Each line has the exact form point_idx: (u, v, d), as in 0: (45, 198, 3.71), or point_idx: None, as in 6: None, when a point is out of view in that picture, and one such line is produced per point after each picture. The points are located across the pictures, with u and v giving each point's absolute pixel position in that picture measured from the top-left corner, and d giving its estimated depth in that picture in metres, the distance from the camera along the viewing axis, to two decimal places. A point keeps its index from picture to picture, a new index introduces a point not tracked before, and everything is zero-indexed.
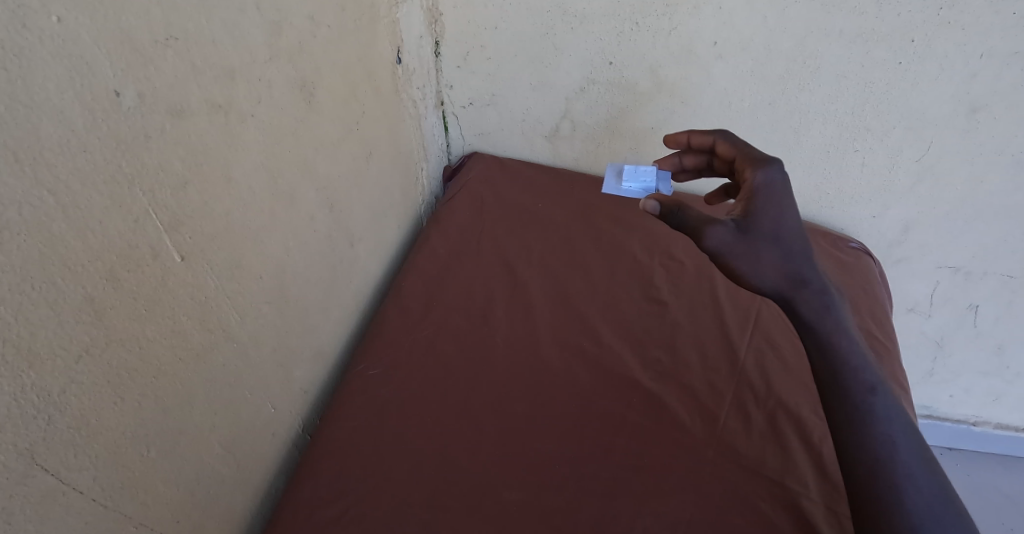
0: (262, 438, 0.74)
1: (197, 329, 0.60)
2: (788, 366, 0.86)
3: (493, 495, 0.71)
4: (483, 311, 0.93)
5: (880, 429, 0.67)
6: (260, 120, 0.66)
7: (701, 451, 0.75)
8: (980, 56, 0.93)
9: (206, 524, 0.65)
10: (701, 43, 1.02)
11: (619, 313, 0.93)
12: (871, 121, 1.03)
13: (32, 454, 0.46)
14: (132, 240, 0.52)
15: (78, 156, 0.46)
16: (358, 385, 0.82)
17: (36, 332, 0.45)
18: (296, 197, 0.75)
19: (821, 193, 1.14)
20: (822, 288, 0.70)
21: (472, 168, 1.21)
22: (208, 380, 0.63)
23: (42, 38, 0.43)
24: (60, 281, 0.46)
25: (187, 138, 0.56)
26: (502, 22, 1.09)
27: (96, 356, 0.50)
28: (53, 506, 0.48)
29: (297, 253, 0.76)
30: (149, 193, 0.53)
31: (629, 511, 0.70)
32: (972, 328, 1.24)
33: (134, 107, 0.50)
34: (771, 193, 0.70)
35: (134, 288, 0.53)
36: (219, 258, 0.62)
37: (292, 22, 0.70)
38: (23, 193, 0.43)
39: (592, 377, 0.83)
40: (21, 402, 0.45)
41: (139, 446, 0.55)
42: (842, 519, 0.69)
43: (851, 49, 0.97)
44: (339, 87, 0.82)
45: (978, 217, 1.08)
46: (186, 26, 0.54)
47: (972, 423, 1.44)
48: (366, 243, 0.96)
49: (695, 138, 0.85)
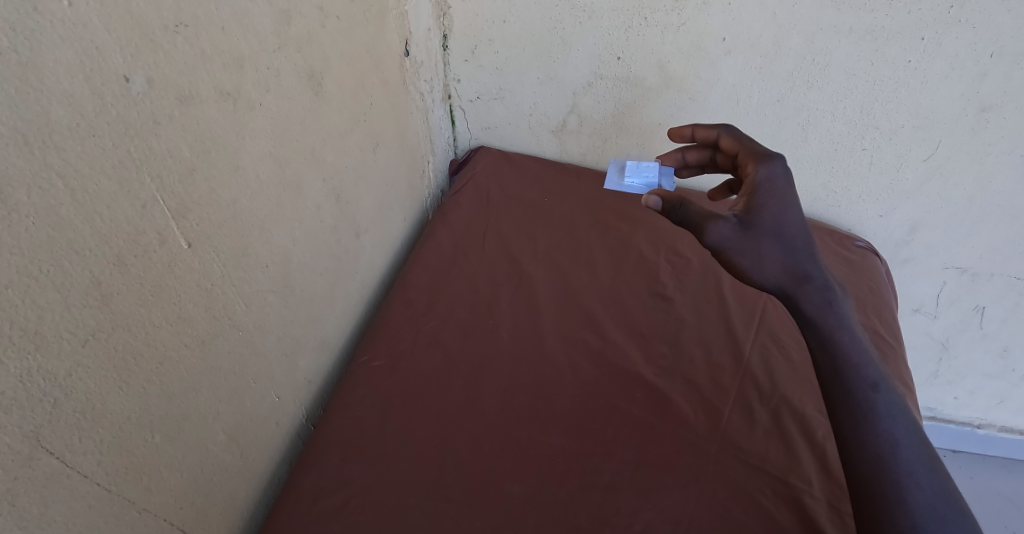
0: (266, 426, 0.74)
1: (203, 317, 0.60)
2: (793, 363, 0.86)
3: (495, 486, 0.71)
4: (487, 303, 0.93)
5: (882, 427, 0.66)
6: (268, 109, 0.66)
7: (704, 446, 0.75)
8: (991, 55, 0.92)
9: (209, 512, 0.66)
10: (710, 38, 1.02)
11: (624, 307, 0.93)
12: (880, 119, 1.03)
13: (38, 436, 0.46)
14: (139, 226, 0.52)
15: (87, 140, 0.46)
16: (361, 376, 0.83)
17: (43, 315, 0.45)
18: (303, 186, 0.75)
19: (828, 191, 1.14)
20: (825, 284, 0.70)
21: (478, 162, 1.21)
22: (213, 368, 0.63)
23: (54, 21, 0.43)
24: (67, 264, 0.47)
25: (196, 126, 0.56)
26: (510, 15, 1.09)
27: (102, 340, 0.50)
28: (57, 488, 0.48)
29: (303, 243, 0.76)
30: (157, 180, 0.53)
31: (631, 505, 0.70)
32: (977, 330, 1.24)
33: (143, 92, 0.51)
34: (774, 189, 0.69)
35: (141, 273, 0.53)
36: (227, 245, 0.63)
37: (301, 12, 0.70)
38: (33, 175, 0.43)
39: (595, 371, 0.84)
40: (27, 385, 0.45)
41: (145, 432, 0.55)
42: (845, 517, 0.69)
43: (860, 48, 0.97)
44: (347, 77, 0.82)
45: (986, 218, 1.08)
46: (197, 12, 0.55)
47: (976, 426, 1.43)
48: (371, 235, 0.96)
49: (700, 131, 0.84)
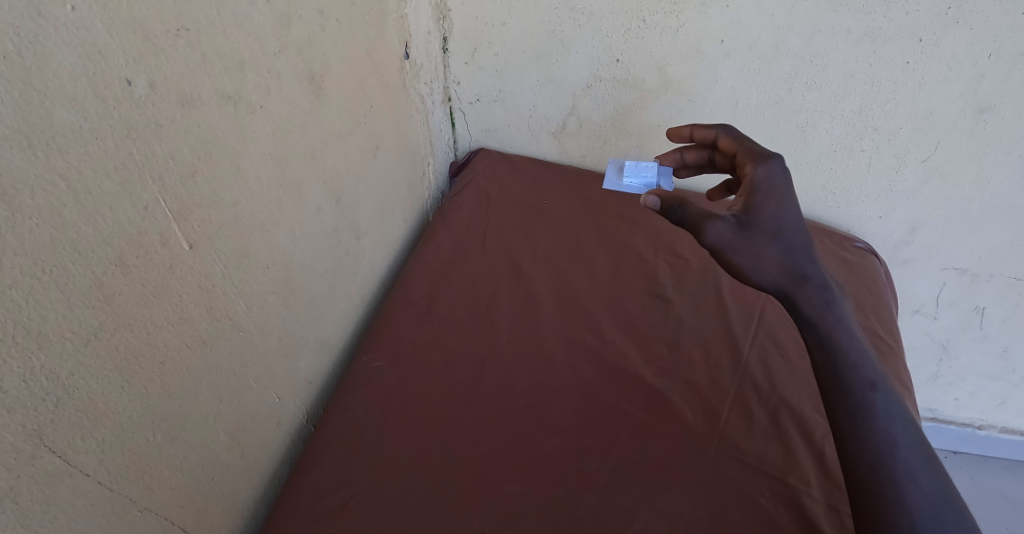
0: (266, 426, 0.74)
1: (204, 317, 0.61)
2: (792, 363, 0.86)
3: (494, 486, 0.72)
4: (486, 304, 0.94)
5: (880, 426, 0.67)
6: (269, 112, 0.67)
7: (703, 446, 0.75)
8: (989, 56, 0.93)
9: (211, 511, 0.66)
10: (708, 41, 1.02)
11: (622, 308, 0.94)
12: (879, 120, 1.03)
13: (40, 435, 0.47)
14: (141, 227, 0.53)
15: (90, 143, 0.47)
16: (361, 376, 0.83)
17: (46, 314, 0.46)
18: (304, 188, 0.75)
19: (827, 192, 1.14)
20: (823, 284, 0.70)
21: (478, 164, 1.21)
22: (214, 368, 0.64)
23: (57, 26, 0.44)
24: (69, 265, 0.47)
25: (197, 128, 0.57)
26: (510, 18, 1.09)
27: (104, 340, 0.51)
28: (59, 487, 0.49)
29: (304, 244, 0.77)
30: (159, 182, 0.54)
31: (629, 505, 0.70)
32: (978, 331, 1.24)
33: (146, 96, 0.51)
34: (772, 188, 0.70)
35: (142, 274, 0.53)
36: (228, 247, 0.63)
37: (302, 15, 0.71)
38: (36, 178, 0.44)
39: (594, 371, 0.84)
40: (30, 384, 0.45)
41: (146, 431, 0.56)
42: (843, 517, 0.69)
43: (858, 49, 0.97)
44: (347, 80, 0.82)
45: (986, 218, 1.08)
46: (198, 16, 0.55)
47: (977, 426, 1.43)
48: (371, 236, 0.96)
49: (698, 131, 0.84)
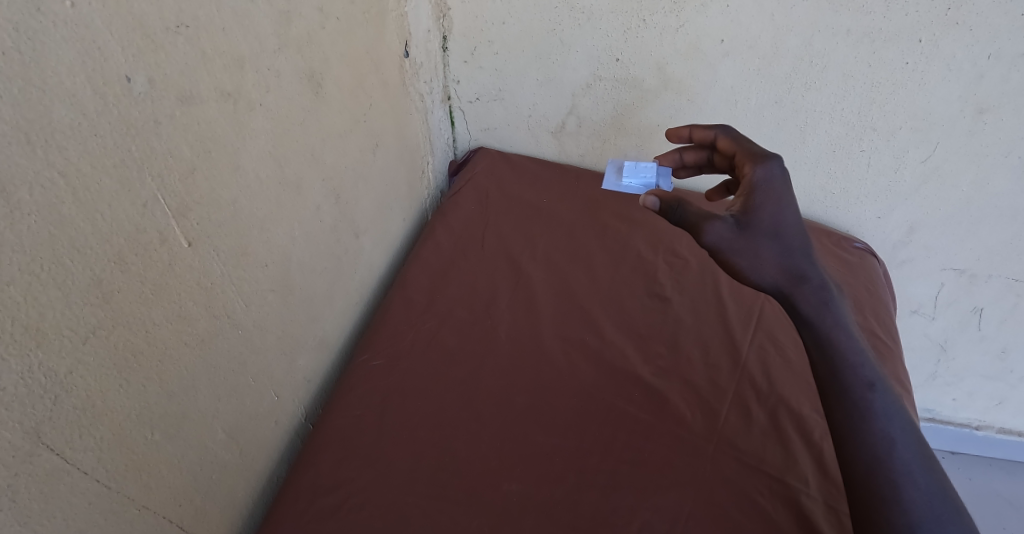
0: (264, 425, 0.74)
1: (203, 315, 0.61)
2: (790, 363, 0.86)
3: (493, 486, 0.71)
4: (485, 303, 0.94)
5: (879, 426, 0.67)
6: (268, 109, 0.67)
7: (702, 445, 0.75)
8: (988, 57, 0.93)
9: (208, 509, 0.66)
10: (708, 41, 1.02)
11: (622, 308, 0.94)
12: (878, 121, 1.03)
13: (38, 433, 0.47)
14: (140, 224, 0.52)
15: (88, 140, 0.47)
16: (360, 375, 0.83)
17: (44, 312, 0.46)
18: (303, 186, 0.75)
19: (827, 193, 1.14)
20: (822, 284, 0.70)
21: (477, 163, 1.21)
22: (212, 366, 0.63)
23: (57, 22, 0.44)
24: (68, 262, 0.47)
25: (197, 125, 0.57)
26: (510, 17, 1.09)
27: (102, 338, 0.51)
28: (57, 485, 0.49)
29: (303, 243, 0.77)
30: (158, 179, 0.54)
31: (629, 504, 0.70)
32: (976, 331, 1.24)
33: (145, 92, 0.51)
34: (771, 189, 0.70)
35: (141, 272, 0.53)
36: (227, 244, 0.63)
37: (302, 13, 0.70)
38: (35, 174, 0.44)
39: (593, 370, 0.84)
40: (28, 382, 0.45)
41: (145, 429, 0.56)
42: (842, 516, 0.69)
43: (858, 50, 0.97)
44: (346, 78, 0.82)
45: (984, 219, 1.08)
46: (198, 13, 0.55)
47: (975, 427, 1.43)
48: (370, 235, 0.96)
49: (696, 132, 0.84)
